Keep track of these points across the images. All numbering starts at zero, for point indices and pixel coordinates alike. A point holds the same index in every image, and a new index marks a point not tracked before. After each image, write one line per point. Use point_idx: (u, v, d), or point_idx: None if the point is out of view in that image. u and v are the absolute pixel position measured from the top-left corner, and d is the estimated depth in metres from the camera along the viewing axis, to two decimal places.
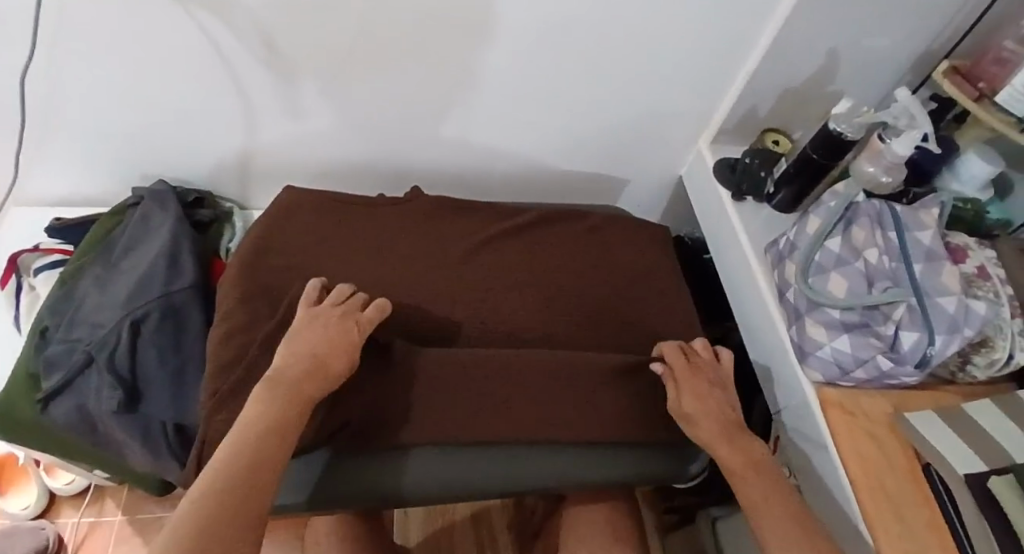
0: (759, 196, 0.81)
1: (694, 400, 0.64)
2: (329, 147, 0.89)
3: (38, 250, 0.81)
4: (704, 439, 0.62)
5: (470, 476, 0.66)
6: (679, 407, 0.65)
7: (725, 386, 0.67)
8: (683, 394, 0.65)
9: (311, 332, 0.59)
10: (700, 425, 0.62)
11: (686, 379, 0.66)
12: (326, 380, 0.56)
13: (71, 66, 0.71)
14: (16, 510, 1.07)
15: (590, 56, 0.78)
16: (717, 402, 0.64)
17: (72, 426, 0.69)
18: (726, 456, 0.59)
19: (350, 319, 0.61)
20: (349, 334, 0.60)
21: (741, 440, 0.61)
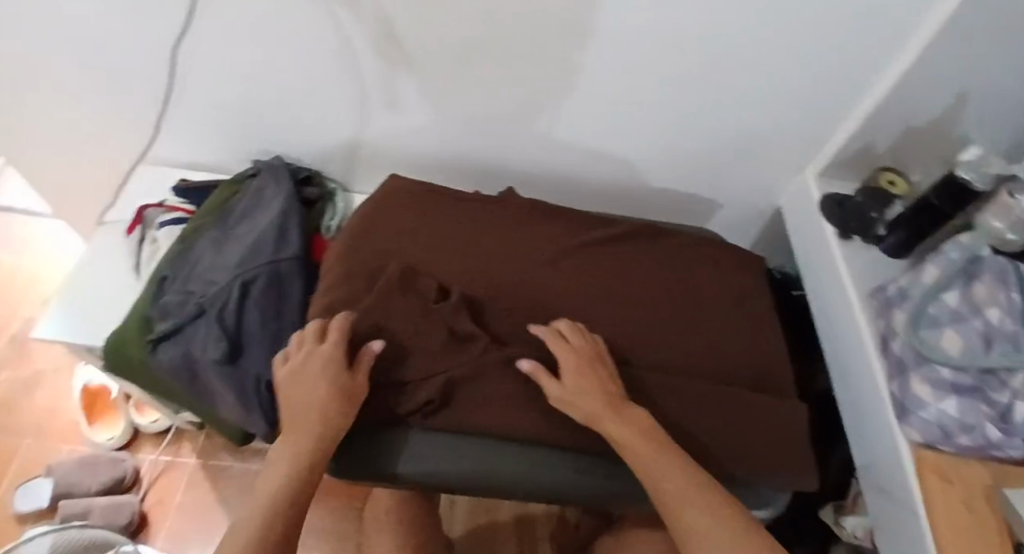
0: (867, 237, 0.78)
1: (576, 379, 0.62)
2: (431, 138, 0.91)
3: (163, 207, 0.88)
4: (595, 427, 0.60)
5: (525, 476, 0.66)
6: (564, 392, 0.62)
7: (599, 362, 0.65)
8: (567, 377, 0.62)
9: (297, 388, 0.60)
10: (586, 406, 0.60)
11: (570, 359, 0.64)
12: (326, 419, 0.58)
13: (211, 41, 0.76)
14: (103, 440, 1.16)
15: (702, 73, 0.77)
16: (595, 382, 0.62)
17: (176, 372, 0.75)
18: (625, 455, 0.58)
19: (313, 357, 0.61)
20: (326, 366, 0.60)
21: (627, 414, 0.60)
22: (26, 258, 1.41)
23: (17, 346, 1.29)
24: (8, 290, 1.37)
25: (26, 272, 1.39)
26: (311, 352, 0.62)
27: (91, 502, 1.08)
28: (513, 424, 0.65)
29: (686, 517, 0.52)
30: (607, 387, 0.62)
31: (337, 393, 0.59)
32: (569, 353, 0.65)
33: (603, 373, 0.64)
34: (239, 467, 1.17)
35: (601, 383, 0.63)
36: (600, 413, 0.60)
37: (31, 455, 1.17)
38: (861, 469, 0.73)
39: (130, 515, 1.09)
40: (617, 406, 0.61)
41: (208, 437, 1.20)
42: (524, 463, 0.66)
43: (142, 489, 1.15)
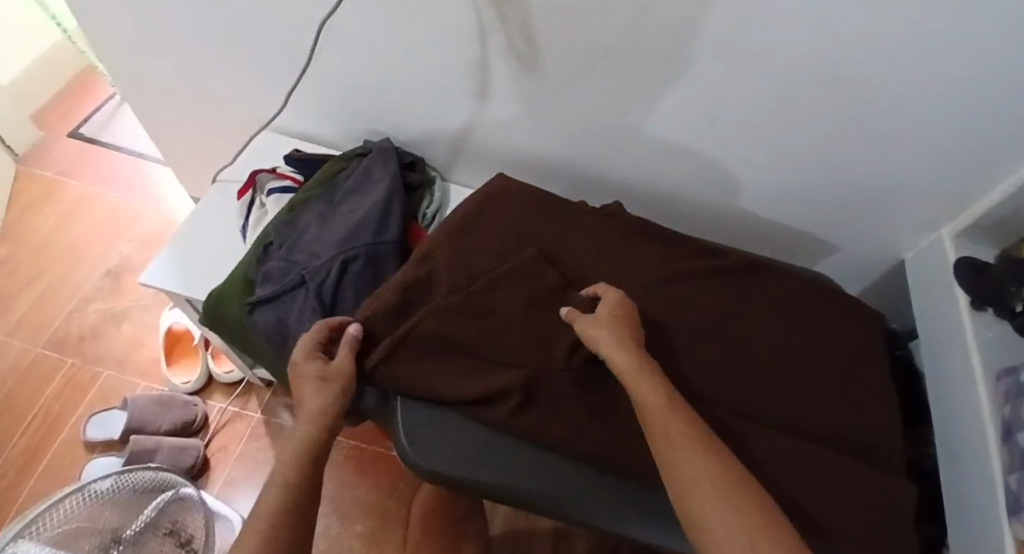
0: (1002, 311, 0.70)
1: (608, 327, 0.62)
2: (543, 140, 0.90)
3: (275, 173, 0.91)
4: (608, 355, 0.60)
5: (601, 503, 0.62)
6: (589, 325, 0.63)
7: (635, 326, 0.65)
8: (600, 315, 0.64)
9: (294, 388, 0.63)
10: (603, 337, 0.61)
11: (608, 310, 0.64)
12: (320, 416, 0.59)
13: (356, 19, 0.78)
14: (179, 381, 1.22)
15: (841, 112, 0.73)
16: (629, 337, 0.62)
17: (268, 335, 0.77)
18: (642, 394, 0.56)
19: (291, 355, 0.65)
20: (303, 360, 0.63)
21: (662, 382, 0.58)
22: (131, 198, 1.49)
23: (113, 280, 1.37)
24: (110, 225, 1.45)
25: (129, 211, 1.47)
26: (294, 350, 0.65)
27: (160, 441, 1.13)
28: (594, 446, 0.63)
29: (695, 490, 0.49)
30: (635, 343, 0.62)
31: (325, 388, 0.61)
32: (611, 303, 0.65)
33: (635, 333, 0.63)
34: None
35: (632, 338, 0.62)
36: (624, 367, 0.59)
37: (110, 385, 1.25)
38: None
39: (193, 460, 1.14)
40: (653, 373, 0.59)
41: (275, 395, 1.24)
42: (621, 498, 0.63)
43: (208, 435, 1.20)
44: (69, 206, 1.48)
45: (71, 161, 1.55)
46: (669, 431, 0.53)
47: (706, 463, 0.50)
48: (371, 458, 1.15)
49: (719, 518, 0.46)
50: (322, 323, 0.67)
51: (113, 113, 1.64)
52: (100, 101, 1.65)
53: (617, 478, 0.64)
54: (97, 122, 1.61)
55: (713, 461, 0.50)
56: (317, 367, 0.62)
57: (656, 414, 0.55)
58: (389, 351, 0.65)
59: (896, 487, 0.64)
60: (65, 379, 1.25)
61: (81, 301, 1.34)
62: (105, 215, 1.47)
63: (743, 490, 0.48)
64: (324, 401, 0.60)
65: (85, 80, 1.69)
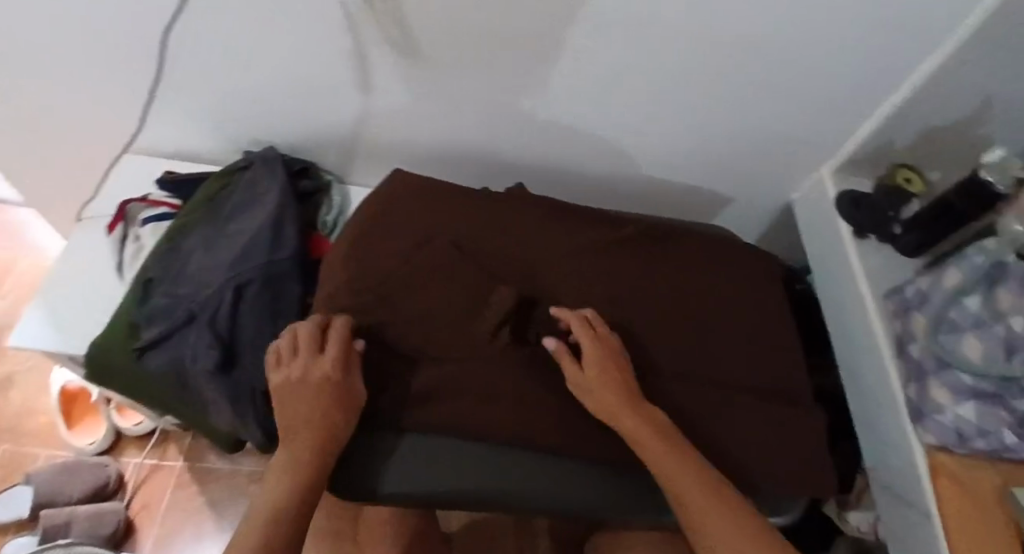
0: (883, 236, 0.76)
1: (597, 378, 0.61)
2: (436, 130, 0.87)
3: (146, 202, 0.84)
4: (607, 413, 0.60)
5: (542, 488, 0.63)
6: (581, 380, 0.61)
7: (622, 365, 0.63)
8: (586, 367, 0.62)
9: (296, 400, 0.57)
10: (598, 397, 0.60)
11: (594, 351, 0.62)
12: (324, 427, 0.55)
13: (205, 27, 0.71)
14: (84, 444, 1.11)
15: (723, 68, 0.74)
16: (628, 386, 0.62)
17: (164, 379, 0.71)
18: (659, 458, 0.57)
19: (314, 367, 0.58)
20: (332, 385, 0.57)
21: (671, 433, 0.59)
22: None
23: None
24: None
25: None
26: (311, 361, 0.59)
27: (74, 511, 1.03)
28: (532, 436, 0.63)
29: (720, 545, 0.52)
30: (631, 392, 0.61)
31: (335, 401, 0.57)
32: (590, 338, 0.63)
33: (629, 377, 0.63)
34: (229, 469, 1.13)
35: (626, 384, 0.62)
36: (632, 431, 0.58)
37: (4, 463, 1.12)
38: (868, 468, 0.75)
39: (115, 524, 1.04)
40: (661, 425, 0.59)
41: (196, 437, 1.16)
42: (553, 480, 0.64)
43: (127, 495, 1.10)
44: None
45: None
46: (698, 503, 0.54)
47: (730, 523, 0.53)
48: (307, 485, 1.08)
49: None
50: (317, 323, 0.62)
51: None
52: None
53: (551, 454, 0.64)
54: None
55: (737, 521, 0.53)
56: (346, 400, 0.58)
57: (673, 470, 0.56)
58: None
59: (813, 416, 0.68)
60: None
61: None
62: None
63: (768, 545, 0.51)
64: (334, 422, 0.56)
65: None
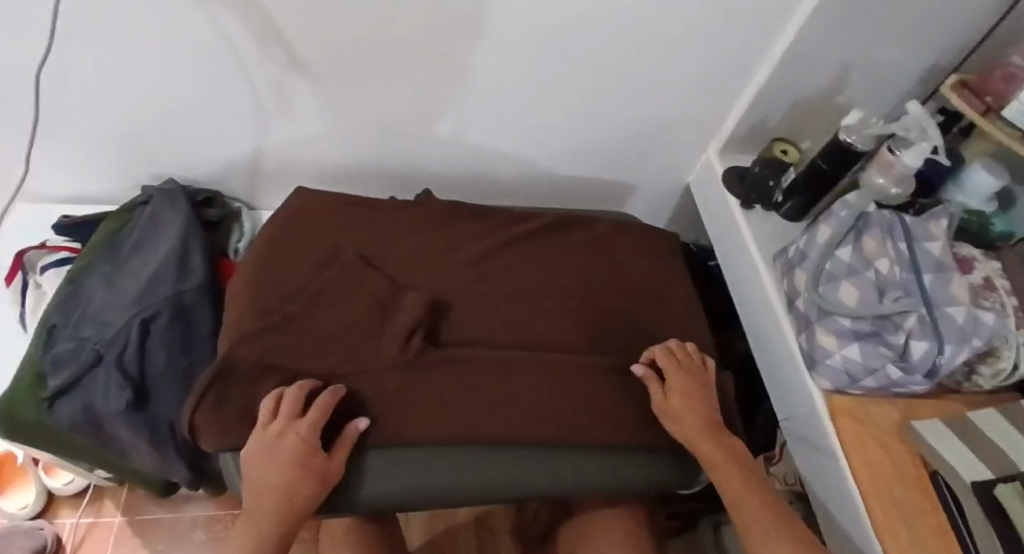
0: (768, 205, 0.82)
1: (684, 402, 0.66)
2: (340, 148, 0.89)
3: (45, 247, 0.81)
4: (690, 436, 0.65)
5: (482, 481, 0.64)
6: (665, 404, 0.67)
7: (707, 388, 0.69)
8: (672, 392, 0.67)
9: (259, 465, 0.57)
10: (688, 422, 0.65)
11: (682, 380, 0.67)
12: (281, 494, 0.55)
13: (80, 64, 0.70)
14: (14, 509, 1.05)
15: (603, 62, 0.78)
16: (703, 404, 0.67)
17: (77, 427, 0.69)
18: (724, 478, 0.62)
19: (291, 432, 0.57)
20: (303, 453, 0.56)
21: (724, 440, 0.65)
22: None
23: None
24: None
25: None
26: (289, 425, 0.57)
27: None
28: (446, 431, 0.63)
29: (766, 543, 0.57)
30: (713, 413, 0.67)
31: (296, 466, 0.56)
32: (678, 369, 0.69)
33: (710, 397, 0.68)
34: (172, 517, 1.10)
35: (707, 410, 0.67)
36: (712, 455, 0.64)
37: None
38: (782, 421, 0.78)
39: None
40: (717, 433, 0.65)
41: (133, 490, 1.13)
42: (489, 473, 0.64)
43: None
44: None
45: None
46: (746, 512, 0.59)
47: (783, 526, 0.58)
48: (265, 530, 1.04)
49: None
50: (298, 388, 0.60)
51: None
52: None
53: (486, 445, 0.65)
54: None
55: (782, 523, 0.58)
56: (320, 467, 0.57)
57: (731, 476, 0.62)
58: (200, 400, 0.61)
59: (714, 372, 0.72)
60: None
61: None
62: None
63: (815, 546, 0.56)
64: (297, 491, 0.56)
65: None
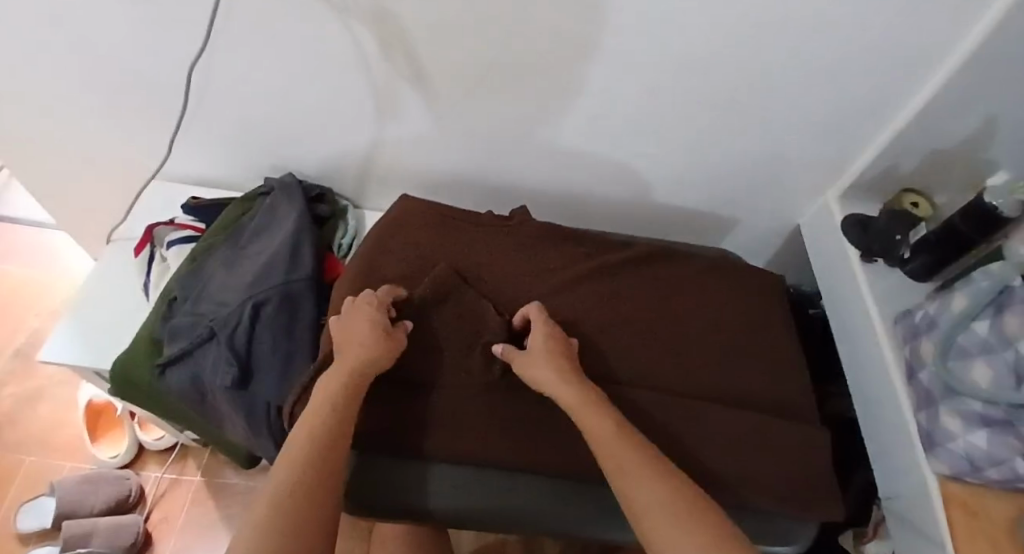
0: (891, 259, 0.77)
1: (543, 352, 0.63)
2: (450, 159, 0.90)
3: (173, 225, 0.88)
4: (547, 386, 0.61)
5: (575, 512, 0.65)
6: (524, 359, 0.63)
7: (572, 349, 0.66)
8: (532, 348, 0.63)
9: (342, 334, 0.63)
10: (541, 373, 0.61)
11: (540, 338, 0.64)
12: (354, 354, 0.60)
13: (232, 55, 0.76)
14: (105, 458, 1.14)
15: (722, 96, 0.77)
16: (567, 358, 0.63)
17: (185, 395, 0.73)
18: (588, 426, 0.57)
19: (360, 307, 0.64)
20: (375, 316, 0.63)
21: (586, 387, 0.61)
22: (35, 272, 1.38)
23: (22, 360, 1.27)
24: (12, 305, 1.34)
25: (32, 287, 1.36)
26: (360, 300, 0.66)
27: (96, 521, 1.07)
28: (527, 459, 0.65)
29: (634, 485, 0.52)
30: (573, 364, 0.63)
31: (367, 326, 0.62)
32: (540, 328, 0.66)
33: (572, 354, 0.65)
34: (244, 486, 1.15)
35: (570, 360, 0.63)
36: (571, 402, 0.59)
37: (36, 472, 1.16)
38: (883, 500, 0.73)
39: (132, 537, 1.07)
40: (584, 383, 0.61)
41: (214, 455, 1.19)
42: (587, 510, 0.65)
43: (146, 508, 1.13)
44: None
45: None
46: (619, 462, 0.54)
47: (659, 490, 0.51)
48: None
49: (658, 500, 0.50)
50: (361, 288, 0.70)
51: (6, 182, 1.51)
52: None
53: (584, 482, 0.66)
54: None
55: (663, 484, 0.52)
56: (385, 329, 0.63)
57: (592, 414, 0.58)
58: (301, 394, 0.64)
59: (813, 434, 0.69)
60: None
61: None
62: (6, 293, 1.35)
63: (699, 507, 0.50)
64: (364, 345, 0.61)
65: None
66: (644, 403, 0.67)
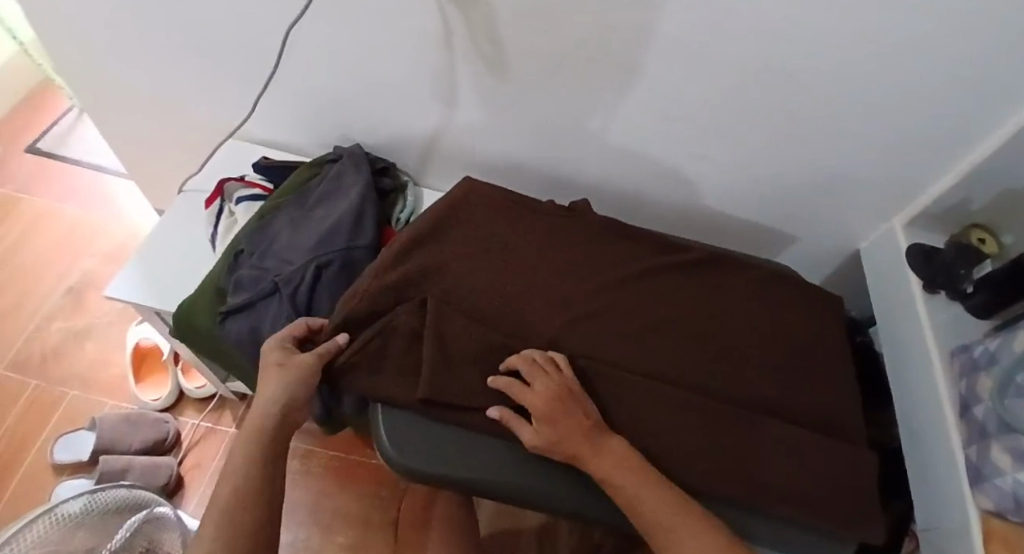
0: (954, 293, 0.76)
1: (550, 425, 0.59)
2: (515, 145, 0.91)
3: (243, 182, 0.92)
4: (567, 454, 0.59)
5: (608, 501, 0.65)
6: (537, 437, 0.60)
7: (574, 397, 0.62)
8: (539, 423, 0.60)
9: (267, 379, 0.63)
10: (563, 448, 0.59)
11: (540, 408, 0.60)
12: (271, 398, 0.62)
13: (322, 24, 0.79)
14: (148, 399, 1.19)
15: (797, 110, 0.76)
16: (574, 418, 0.60)
17: (242, 345, 0.76)
18: (623, 488, 0.58)
19: (282, 359, 0.64)
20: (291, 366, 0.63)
21: (606, 446, 0.60)
22: (93, 213, 1.44)
23: (76, 298, 1.33)
24: (69, 245, 1.39)
25: (89, 229, 1.42)
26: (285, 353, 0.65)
27: (132, 460, 1.10)
28: None
29: (679, 536, 0.56)
30: (589, 421, 0.61)
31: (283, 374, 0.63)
32: (535, 396, 0.61)
33: (577, 402, 0.62)
34: None
35: (580, 416, 0.61)
36: (604, 468, 0.59)
37: (80, 405, 1.21)
38: (922, 528, 0.72)
39: (167, 477, 1.11)
40: (595, 441, 0.60)
41: (249, 409, 1.22)
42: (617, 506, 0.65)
43: (181, 452, 1.17)
44: (26, 222, 1.42)
45: (26, 177, 1.48)
46: (668, 520, 0.56)
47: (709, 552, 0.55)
48: (309, 446, 1.13)
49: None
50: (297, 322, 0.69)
51: (71, 127, 1.57)
52: (55, 116, 1.58)
53: None
54: (55, 136, 1.55)
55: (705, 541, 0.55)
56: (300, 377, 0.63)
57: (611, 468, 0.59)
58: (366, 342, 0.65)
59: (853, 455, 0.69)
60: (29, 400, 1.21)
61: (44, 319, 1.30)
62: (64, 232, 1.41)
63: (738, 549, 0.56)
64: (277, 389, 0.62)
65: (38, 94, 1.62)
66: (689, 404, 0.67)
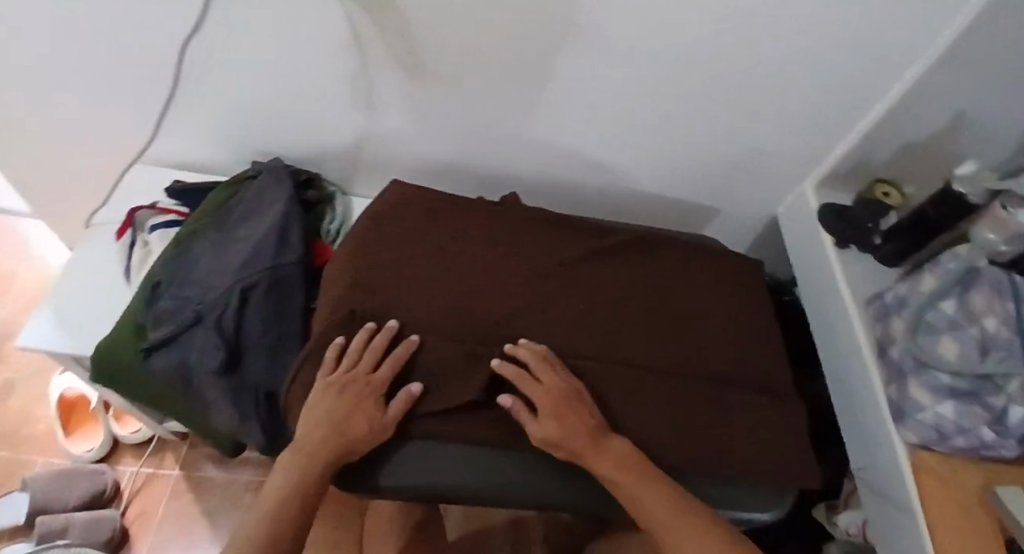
0: (864, 246, 0.81)
1: (556, 421, 0.60)
2: (439, 146, 0.91)
3: (156, 209, 0.87)
4: (573, 453, 0.60)
5: (558, 486, 0.66)
6: (543, 431, 0.61)
7: (579, 396, 0.64)
8: (546, 419, 0.61)
9: (326, 404, 0.62)
10: (568, 446, 0.60)
11: (550, 402, 0.61)
12: (335, 432, 0.60)
13: (224, 38, 0.76)
14: (80, 452, 1.11)
15: (707, 87, 0.78)
16: (581, 417, 0.61)
17: (170, 379, 0.72)
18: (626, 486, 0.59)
19: (352, 386, 0.62)
20: (364, 397, 0.62)
21: (609, 446, 0.62)
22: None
23: None
24: None
25: None
26: (358, 375, 0.63)
27: (70, 518, 1.03)
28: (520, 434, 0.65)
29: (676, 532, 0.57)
30: (593, 420, 0.62)
31: (360, 409, 0.61)
32: (543, 393, 0.62)
33: (583, 402, 0.64)
34: (224, 478, 1.14)
35: (585, 414, 0.62)
36: (609, 469, 0.60)
37: (4, 467, 1.12)
38: (857, 470, 0.76)
39: (111, 530, 1.04)
40: (600, 440, 0.61)
41: (193, 447, 1.17)
42: (564, 490, 0.66)
43: (123, 502, 1.11)
44: None
45: None
46: (666, 516, 0.58)
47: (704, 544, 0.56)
48: None
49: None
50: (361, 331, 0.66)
51: None
52: None
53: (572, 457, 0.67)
54: None
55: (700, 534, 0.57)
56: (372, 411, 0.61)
57: (616, 468, 0.60)
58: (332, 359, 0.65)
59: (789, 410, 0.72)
60: None
61: None
62: None
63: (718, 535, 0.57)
64: (349, 424, 0.60)
65: None
66: (631, 381, 0.68)
